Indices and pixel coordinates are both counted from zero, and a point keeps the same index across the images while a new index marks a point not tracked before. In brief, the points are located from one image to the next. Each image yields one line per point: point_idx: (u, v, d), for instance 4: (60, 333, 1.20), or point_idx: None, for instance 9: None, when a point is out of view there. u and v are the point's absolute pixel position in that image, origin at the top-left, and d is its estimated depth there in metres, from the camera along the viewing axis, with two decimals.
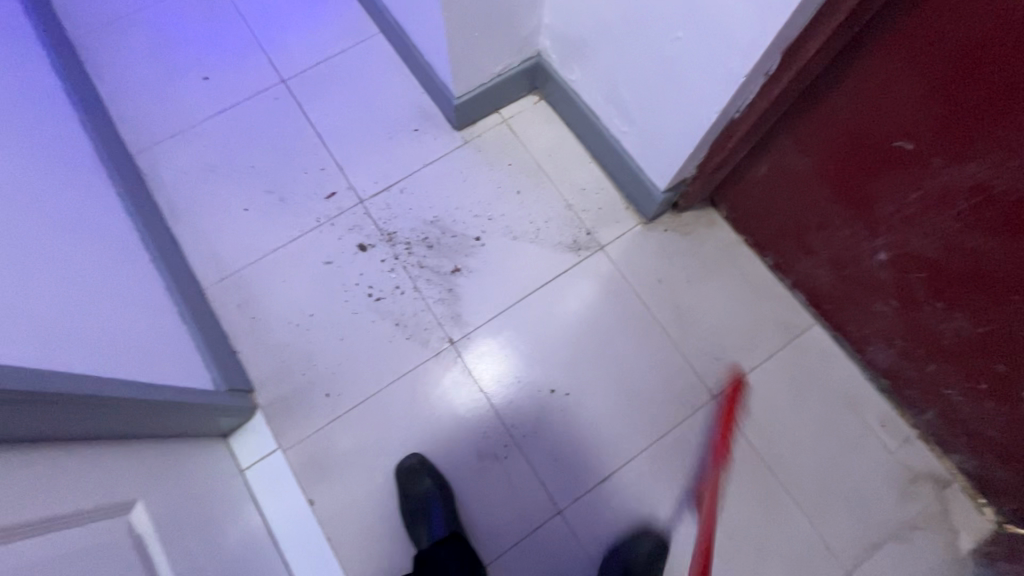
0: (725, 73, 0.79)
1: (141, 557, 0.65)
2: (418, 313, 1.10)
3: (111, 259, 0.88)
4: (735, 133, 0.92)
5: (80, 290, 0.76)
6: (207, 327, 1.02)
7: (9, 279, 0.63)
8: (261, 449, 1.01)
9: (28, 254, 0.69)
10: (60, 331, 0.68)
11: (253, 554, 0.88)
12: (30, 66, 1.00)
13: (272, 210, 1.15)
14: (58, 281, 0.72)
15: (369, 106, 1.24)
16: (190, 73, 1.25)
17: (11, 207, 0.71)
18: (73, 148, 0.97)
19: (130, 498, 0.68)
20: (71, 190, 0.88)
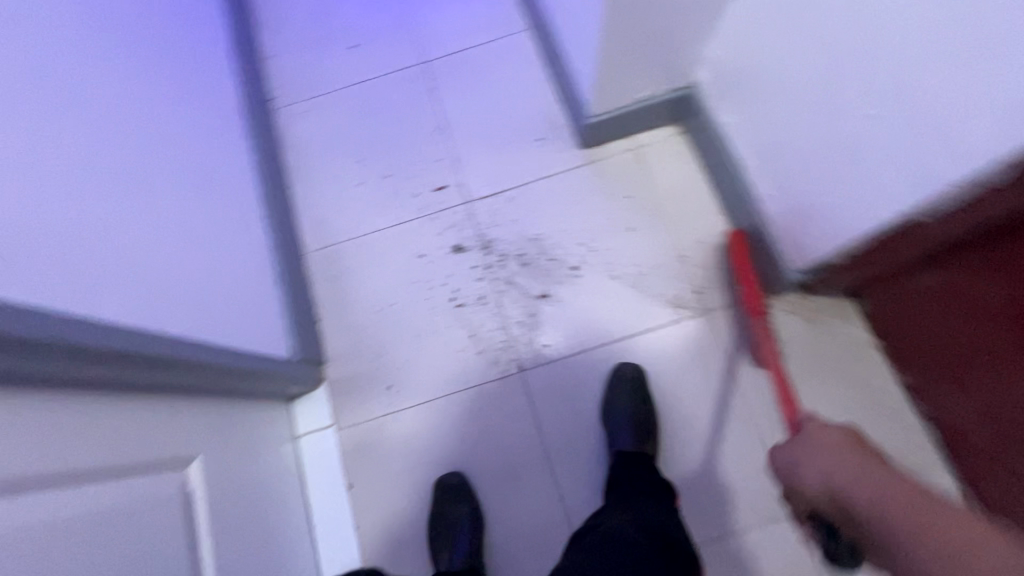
0: (922, 171, 0.64)
1: (188, 514, 0.67)
2: (495, 330, 1.06)
3: (225, 214, 0.92)
4: (910, 239, 0.75)
5: (191, 244, 0.80)
6: (298, 292, 1.05)
7: (133, 232, 0.67)
8: (318, 422, 1.03)
9: (153, 206, 0.73)
10: (165, 285, 0.71)
11: (287, 523, 0.91)
12: (199, 16, 1.06)
13: (383, 191, 1.16)
14: (173, 234, 0.76)
15: (500, 104, 1.19)
16: (341, 39, 1.28)
17: (148, 158, 0.75)
18: (218, 100, 1.03)
19: (190, 455, 0.71)
20: (204, 142, 0.92)
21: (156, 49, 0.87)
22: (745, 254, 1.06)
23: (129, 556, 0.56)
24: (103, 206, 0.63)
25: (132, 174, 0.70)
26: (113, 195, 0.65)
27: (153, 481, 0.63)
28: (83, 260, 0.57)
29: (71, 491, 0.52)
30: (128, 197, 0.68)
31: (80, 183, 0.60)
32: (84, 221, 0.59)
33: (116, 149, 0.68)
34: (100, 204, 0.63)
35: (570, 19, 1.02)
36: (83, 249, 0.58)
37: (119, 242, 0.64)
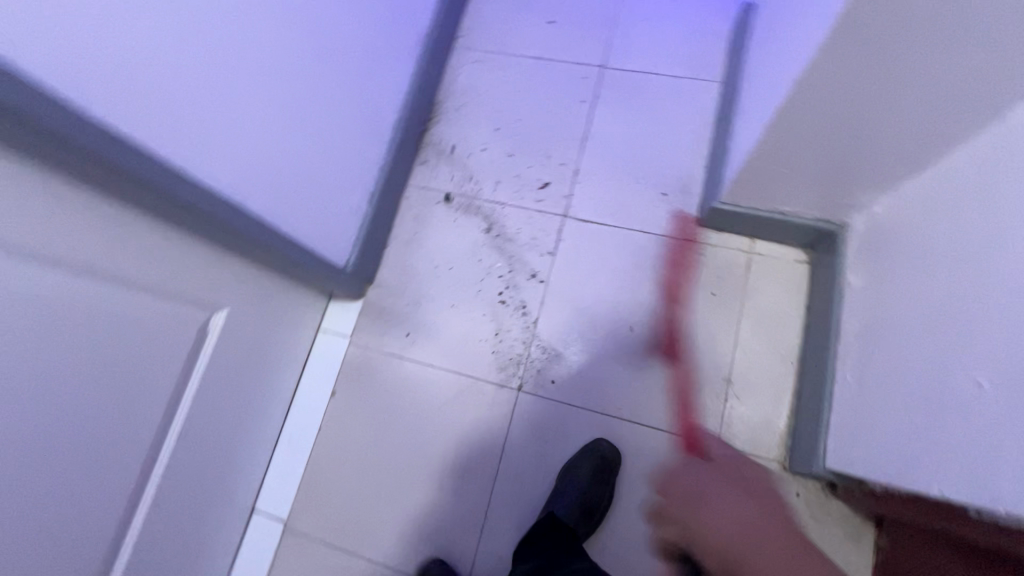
0: (984, 472, 0.54)
1: (192, 345, 0.82)
2: (519, 340, 1.09)
3: (355, 124, 1.01)
4: (944, 520, 0.64)
5: (310, 140, 0.89)
6: (383, 215, 1.14)
7: (268, 114, 0.78)
8: (340, 327, 1.15)
9: (294, 96, 0.83)
10: (270, 166, 0.81)
11: (271, 390, 1.04)
12: None
13: (499, 166, 1.19)
14: (300, 126, 0.86)
15: (647, 142, 1.15)
16: (545, 9, 1.28)
17: (314, 55, 0.84)
18: (407, 21, 1.10)
19: (217, 304, 0.84)
20: (370, 55, 1.01)
21: None
22: (791, 418, 0.97)
23: (127, 354, 0.71)
24: (248, 83, 0.72)
25: (294, 65, 0.80)
26: (267, 78, 0.75)
27: (175, 308, 0.76)
28: (209, 123, 0.67)
29: (106, 288, 0.66)
30: (279, 83, 0.78)
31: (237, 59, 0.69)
32: (230, 90, 0.70)
33: (290, 40, 0.78)
34: (251, 83, 0.73)
35: (759, 99, 0.94)
36: (217, 114, 0.68)
37: (251, 118, 0.74)
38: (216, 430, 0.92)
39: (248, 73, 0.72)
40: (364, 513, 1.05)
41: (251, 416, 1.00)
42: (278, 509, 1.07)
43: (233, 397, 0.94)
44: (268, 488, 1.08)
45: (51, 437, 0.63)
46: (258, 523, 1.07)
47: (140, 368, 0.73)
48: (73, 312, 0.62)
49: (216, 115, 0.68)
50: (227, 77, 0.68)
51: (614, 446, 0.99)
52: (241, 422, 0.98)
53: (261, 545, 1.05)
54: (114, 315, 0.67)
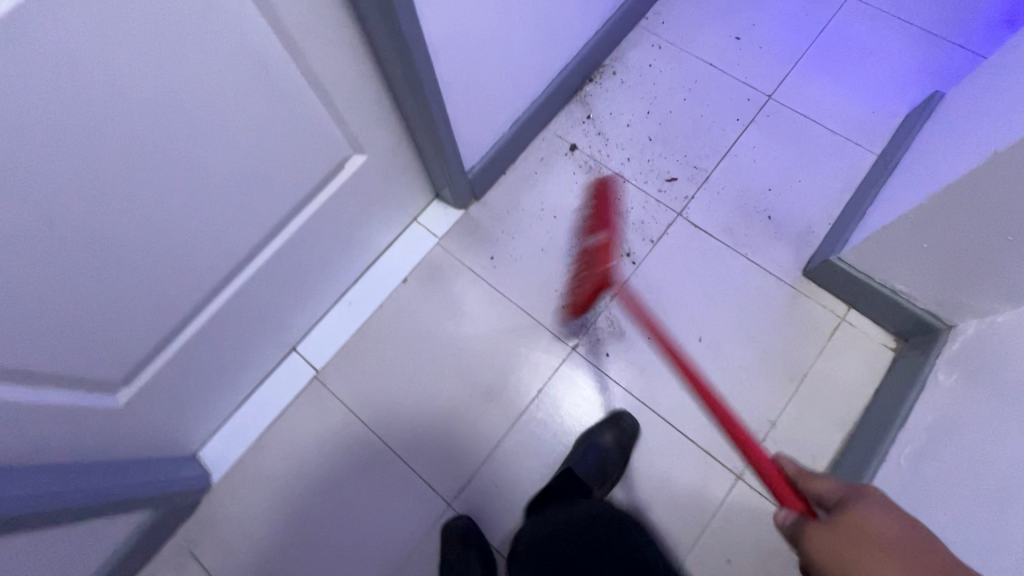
0: None
1: (326, 172, 0.88)
2: (591, 306, 1.12)
3: (532, 46, 1.05)
4: None
5: (497, 40, 0.95)
6: (515, 144, 1.19)
7: None
8: (434, 225, 1.19)
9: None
10: (456, 38, 0.86)
11: (356, 251, 1.10)
12: None
13: (635, 146, 1.22)
14: (496, 21, 0.91)
15: (783, 180, 1.16)
16: (736, 23, 1.30)
17: None
18: None
19: (360, 143, 0.89)
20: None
21: None
22: None
23: (280, 143, 0.77)
24: None
25: None
26: None
27: (329, 124, 0.82)
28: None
29: (299, 77, 0.72)
30: None
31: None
32: None
33: None
34: None
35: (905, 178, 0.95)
36: None
37: None
38: (301, 254, 0.97)
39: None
40: (388, 396, 1.09)
41: (331, 264, 1.06)
42: (313, 358, 1.12)
43: (329, 237, 1.00)
44: (313, 336, 1.13)
45: (200, 174, 0.70)
46: (291, 364, 1.11)
47: (282, 162, 0.80)
48: (263, 77, 0.68)
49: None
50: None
51: (636, 424, 1.03)
52: (323, 264, 1.04)
53: (286, 381, 1.10)
54: (287, 98, 0.73)
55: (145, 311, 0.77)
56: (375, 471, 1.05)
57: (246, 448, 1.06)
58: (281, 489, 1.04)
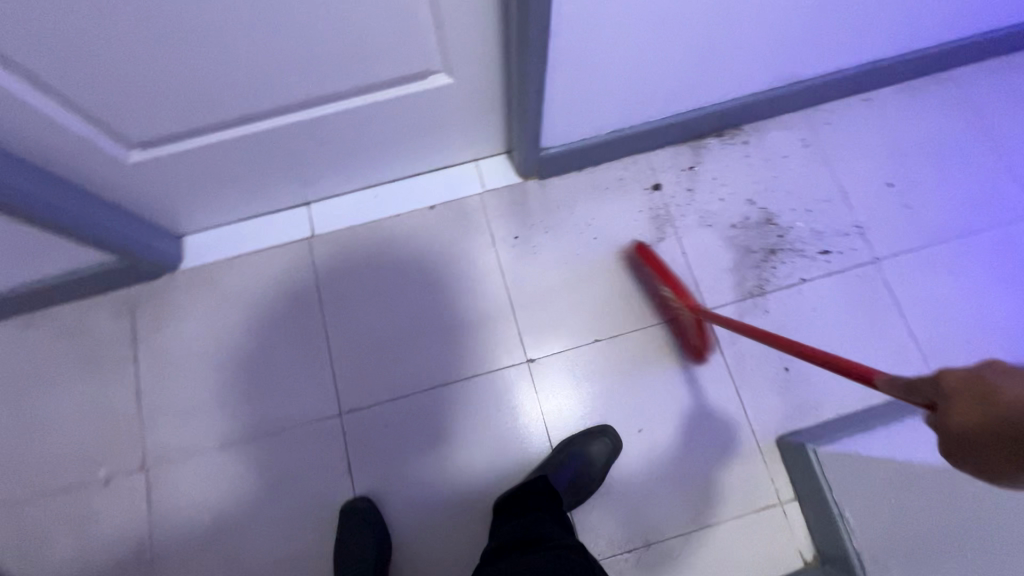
0: None
1: (406, 72, 0.87)
2: (569, 336, 1.08)
3: (673, 70, 0.98)
4: None
5: (634, 46, 0.89)
6: (602, 149, 1.13)
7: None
8: (487, 176, 1.17)
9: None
10: (592, 18, 0.81)
11: (403, 154, 1.10)
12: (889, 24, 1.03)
13: (714, 222, 1.13)
14: (640, 27, 0.86)
15: (827, 345, 1.06)
16: (895, 169, 1.16)
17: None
18: (790, 55, 1.04)
19: (451, 65, 0.87)
20: (746, 38, 0.96)
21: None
22: None
23: (370, 26, 0.76)
24: None
25: None
26: None
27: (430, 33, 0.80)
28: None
29: None
30: None
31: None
32: None
33: None
34: None
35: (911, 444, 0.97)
36: None
37: None
38: (351, 130, 0.98)
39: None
40: (352, 294, 1.11)
41: (374, 153, 1.07)
42: (317, 223, 1.15)
43: (382, 129, 1.00)
44: (327, 203, 1.16)
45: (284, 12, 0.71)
46: (295, 214, 1.15)
47: (363, 43, 0.79)
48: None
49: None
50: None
51: (617, 438, 1.01)
52: (366, 149, 1.05)
53: (285, 226, 1.15)
54: None
55: (180, 101, 0.80)
56: (300, 345, 1.08)
57: (220, 258, 1.13)
58: (222, 309, 1.10)
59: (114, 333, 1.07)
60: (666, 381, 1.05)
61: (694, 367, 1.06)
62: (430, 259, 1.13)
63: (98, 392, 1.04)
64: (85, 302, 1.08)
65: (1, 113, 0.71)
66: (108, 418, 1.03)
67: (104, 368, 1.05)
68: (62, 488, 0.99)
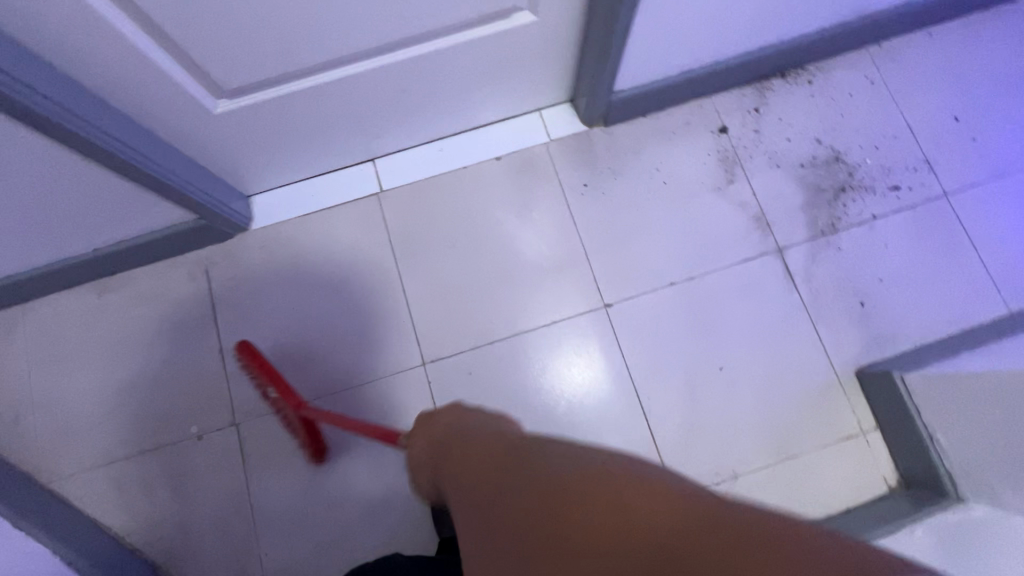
0: None
1: (491, 14, 0.87)
2: (644, 283, 1.09)
3: (750, 5, 0.97)
4: None
5: None
6: (668, 93, 1.12)
7: None
8: (552, 126, 1.16)
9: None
10: None
11: (471, 105, 1.09)
12: None
13: (783, 163, 1.13)
14: None
15: (900, 280, 1.07)
16: (961, 103, 1.16)
17: None
18: None
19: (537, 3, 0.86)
20: None
21: None
22: None
23: None
24: None
25: None
26: None
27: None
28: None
29: None
30: None
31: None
32: None
33: None
34: None
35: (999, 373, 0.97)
36: None
37: None
38: (429, 78, 0.97)
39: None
40: (425, 247, 1.11)
41: (444, 104, 1.06)
42: (384, 178, 1.14)
43: (456, 77, 0.99)
44: (392, 158, 1.15)
45: None
46: (361, 170, 1.15)
47: None
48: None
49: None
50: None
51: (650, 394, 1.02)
52: (437, 99, 1.04)
53: (352, 183, 1.14)
54: None
55: (273, 48, 0.80)
56: (377, 300, 1.09)
57: (290, 217, 1.13)
58: (298, 267, 1.10)
59: (194, 293, 1.09)
60: (743, 322, 1.06)
61: (770, 308, 1.07)
62: (500, 212, 1.13)
63: (186, 351, 1.06)
64: (162, 264, 1.10)
65: (110, 62, 0.71)
66: (198, 375, 1.05)
67: (189, 328, 1.07)
68: (163, 441, 1.03)
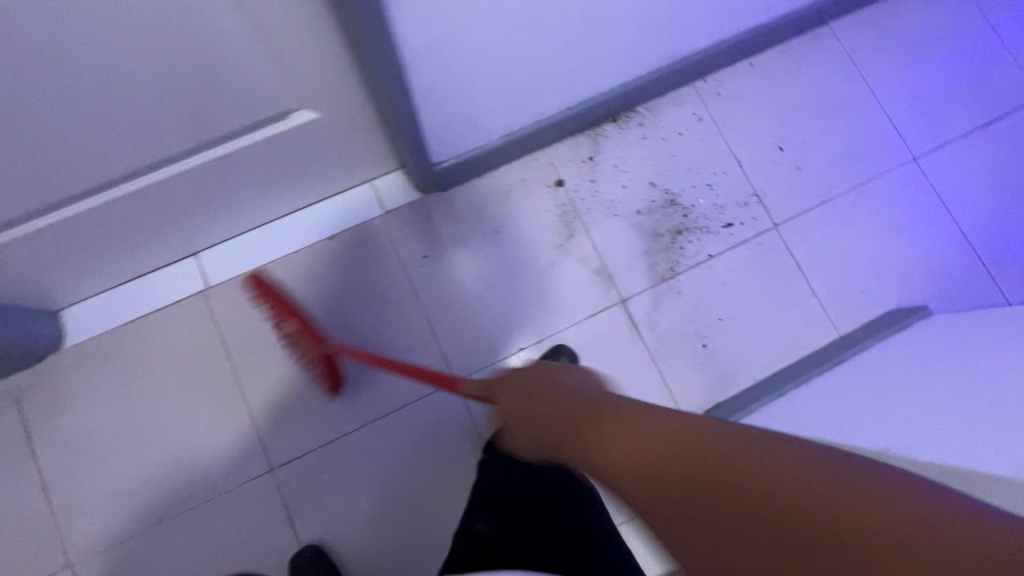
0: None
1: (264, 117, 0.81)
2: (495, 351, 1.08)
3: (550, 67, 0.95)
4: None
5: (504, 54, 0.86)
6: (498, 153, 1.10)
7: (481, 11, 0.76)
8: (386, 197, 1.12)
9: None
10: (449, 36, 0.77)
11: (291, 190, 1.03)
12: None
13: (621, 210, 1.14)
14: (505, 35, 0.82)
15: (739, 316, 1.10)
16: (785, 131, 1.19)
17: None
18: (665, 36, 1.03)
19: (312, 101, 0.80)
20: (616, 28, 0.94)
21: None
22: None
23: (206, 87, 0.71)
24: None
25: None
26: None
27: (279, 75, 0.73)
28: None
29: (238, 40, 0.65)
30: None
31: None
32: None
33: None
34: None
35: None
36: None
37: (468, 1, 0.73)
38: (226, 178, 0.91)
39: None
40: (264, 341, 1.06)
41: (258, 194, 1.00)
42: (212, 272, 1.07)
43: (258, 171, 0.93)
44: (219, 250, 1.08)
45: (98, 88, 0.64)
46: (185, 267, 1.07)
47: (203, 99, 0.73)
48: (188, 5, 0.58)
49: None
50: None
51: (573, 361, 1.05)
52: (247, 192, 0.98)
53: (176, 282, 1.07)
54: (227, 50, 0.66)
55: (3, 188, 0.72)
56: (217, 406, 1.03)
57: (110, 327, 1.04)
58: (125, 382, 1.03)
59: (6, 429, 1.00)
60: None
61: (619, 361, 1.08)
62: (340, 294, 1.08)
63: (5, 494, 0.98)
64: None
65: None
66: (20, 519, 0.97)
67: (7, 467, 0.99)
68: None
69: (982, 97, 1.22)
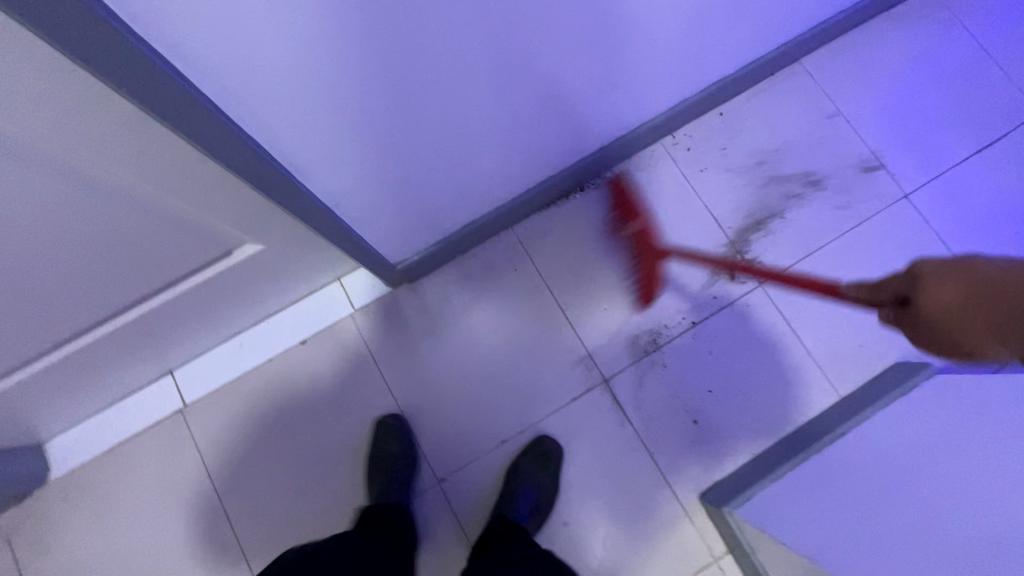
0: None
1: (207, 257, 0.80)
2: (477, 443, 1.04)
3: (499, 158, 0.93)
4: None
5: (445, 157, 0.83)
6: (462, 240, 1.08)
7: (406, 133, 0.73)
8: (354, 294, 1.10)
9: (447, 109, 0.74)
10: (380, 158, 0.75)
11: (257, 304, 1.02)
12: (712, 50, 1.00)
13: (597, 283, 1.10)
14: (444, 143, 0.80)
15: (732, 383, 1.05)
16: (763, 180, 1.14)
17: (499, 100, 0.78)
18: (618, 106, 0.99)
19: (251, 238, 0.79)
20: (563, 110, 0.91)
21: (629, 52, 0.86)
22: None
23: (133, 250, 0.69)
24: (413, 94, 0.67)
25: (468, 103, 0.75)
26: (427, 107, 0.71)
27: (208, 225, 0.72)
28: (325, 98, 0.60)
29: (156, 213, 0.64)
30: (441, 111, 0.74)
31: (412, 53, 0.61)
32: (383, 103, 0.65)
33: (479, 83, 0.73)
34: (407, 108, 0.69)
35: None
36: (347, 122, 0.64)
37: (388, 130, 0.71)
38: (184, 311, 0.90)
39: (414, 70, 0.63)
40: (244, 456, 1.05)
41: (223, 315, 0.99)
42: (188, 390, 1.07)
43: (218, 298, 0.92)
44: (193, 365, 1.08)
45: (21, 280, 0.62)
46: (162, 387, 1.07)
47: (136, 259, 0.72)
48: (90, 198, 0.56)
49: (335, 96, 0.60)
50: (379, 69, 0.60)
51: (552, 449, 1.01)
52: (211, 315, 0.97)
53: (154, 403, 1.07)
54: (146, 218, 0.64)
55: None
56: (201, 528, 1.02)
57: (93, 456, 1.05)
58: (110, 510, 1.03)
59: None
60: (579, 466, 1.03)
61: (605, 443, 1.03)
62: (316, 402, 1.07)
63: None
64: None
65: None
66: None
67: None
68: None
69: (971, 119, 1.15)
